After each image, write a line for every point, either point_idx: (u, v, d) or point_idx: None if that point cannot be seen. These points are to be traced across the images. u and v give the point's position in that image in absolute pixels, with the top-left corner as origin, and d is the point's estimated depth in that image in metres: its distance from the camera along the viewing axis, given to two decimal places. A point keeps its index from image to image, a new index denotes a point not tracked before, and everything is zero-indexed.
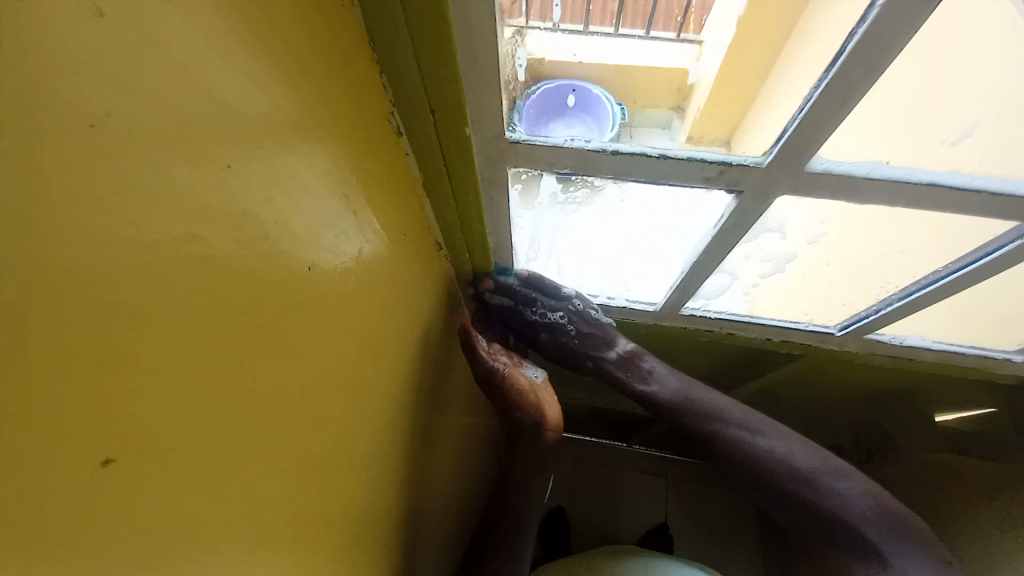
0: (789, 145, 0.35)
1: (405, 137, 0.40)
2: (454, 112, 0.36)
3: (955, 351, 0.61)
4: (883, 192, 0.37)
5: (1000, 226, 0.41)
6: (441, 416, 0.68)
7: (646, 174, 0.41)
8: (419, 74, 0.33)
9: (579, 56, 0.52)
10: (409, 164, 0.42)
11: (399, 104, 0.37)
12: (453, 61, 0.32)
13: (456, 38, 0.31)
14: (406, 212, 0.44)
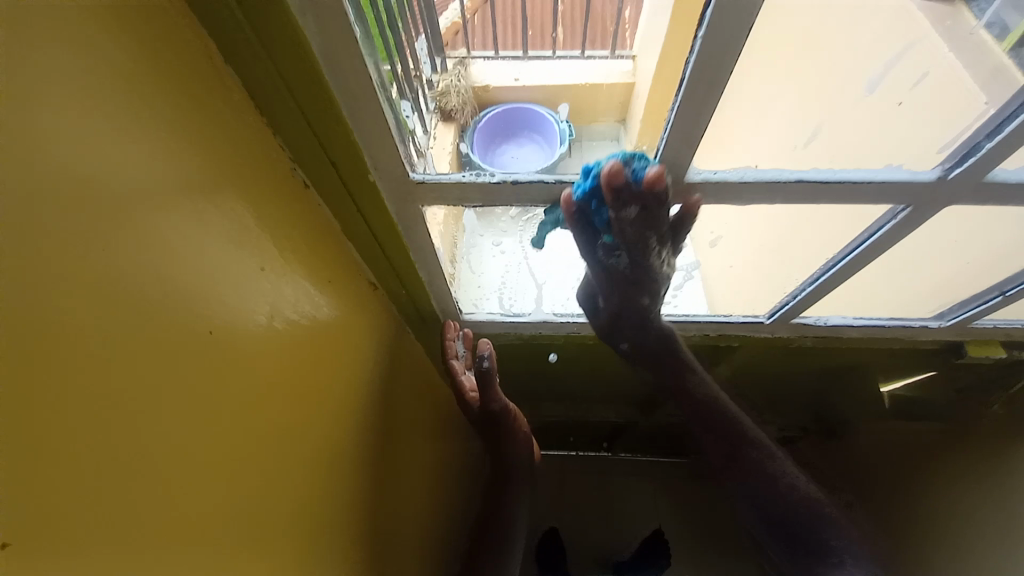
0: (666, 160, 0.38)
1: (315, 188, 0.41)
2: (353, 161, 0.38)
3: (876, 324, 0.65)
4: (759, 191, 0.41)
5: (877, 210, 0.44)
6: (404, 452, 0.68)
7: (551, 199, 0.43)
8: (311, 131, 0.36)
9: (519, 79, 0.65)
10: (325, 213, 0.44)
11: (297, 159, 0.38)
12: (338, 115, 0.35)
13: (334, 94, 0.33)
14: (329, 258, 0.45)
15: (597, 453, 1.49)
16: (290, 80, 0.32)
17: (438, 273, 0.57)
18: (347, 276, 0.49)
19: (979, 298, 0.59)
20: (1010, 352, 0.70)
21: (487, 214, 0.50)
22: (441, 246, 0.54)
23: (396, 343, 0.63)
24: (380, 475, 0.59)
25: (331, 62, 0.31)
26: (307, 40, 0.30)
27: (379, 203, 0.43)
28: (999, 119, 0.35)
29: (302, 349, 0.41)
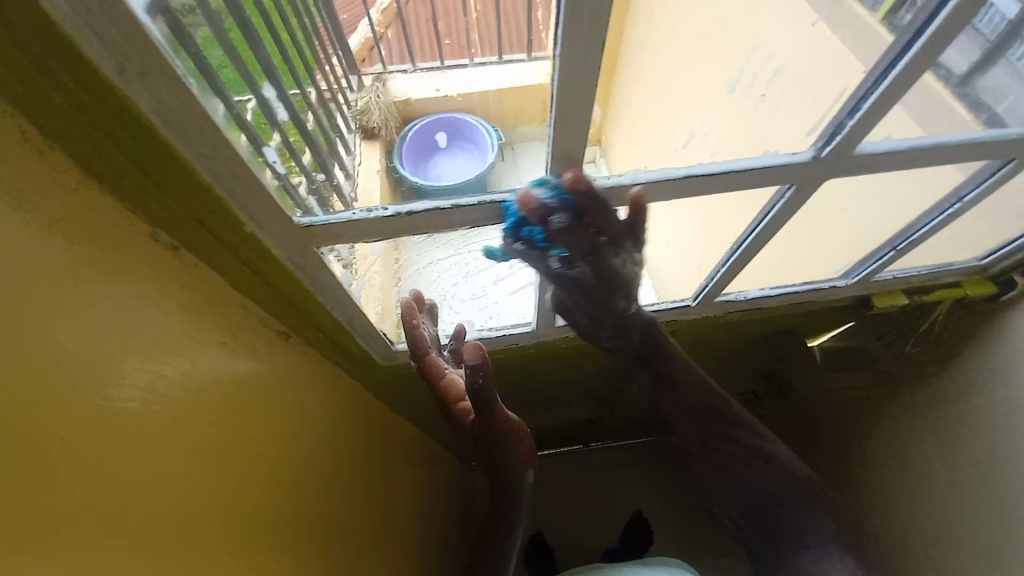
0: (553, 171, 0.39)
1: (185, 249, 0.39)
2: (220, 214, 0.36)
3: (793, 291, 0.70)
4: (648, 190, 0.42)
5: (768, 192, 0.46)
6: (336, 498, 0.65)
7: (451, 224, 0.44)
8: (162, 194, 0.34)
9: (440, 89, 0.59)
10: (207, 272, 0.41)
11: (155, 222, 0.35)
12: (192, 170, 0.33)
13: (180, 148, 0.31)
14: (208, 320, 0.42)
15: (574, 451, 1.48)
16: (124, 141, 0.30)
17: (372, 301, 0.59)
18: (241, 328, 0.47)
19: (876, 255, 0.64)
20: (914, 298, 0.76)
21: (415, 244, 0.51)
22: (373, 275, 0.55)
23: (316, 387, 0.61)
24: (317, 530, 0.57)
25: (169, 119, 0.30)
26: (132, 98, 0.28)
27: (260, 254, 0.41)
28: (857, 97, 0.37)
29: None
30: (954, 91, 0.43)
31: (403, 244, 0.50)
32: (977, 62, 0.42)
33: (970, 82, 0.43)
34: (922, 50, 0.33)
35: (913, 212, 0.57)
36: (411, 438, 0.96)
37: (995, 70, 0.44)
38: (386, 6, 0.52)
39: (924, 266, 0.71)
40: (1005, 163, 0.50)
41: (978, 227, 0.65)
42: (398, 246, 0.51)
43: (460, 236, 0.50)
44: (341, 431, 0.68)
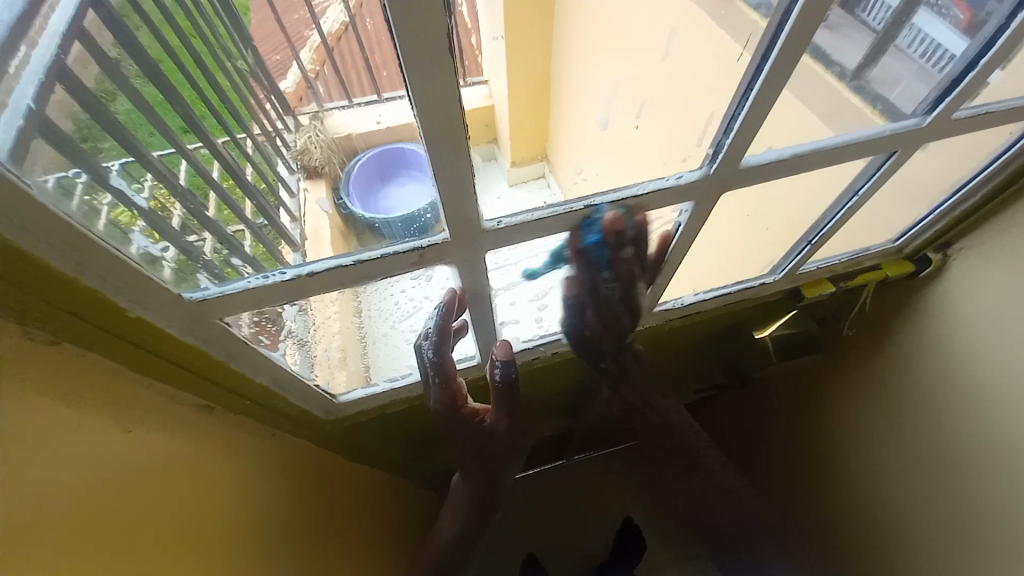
0: (450, 216, 0.40)
1: (68, 342, 0.37)
2: (101, 305, 0.37)
3: (726, 293, 0.73)
4: (542, 227, 0.44)
5: (669, 209, 0.49)
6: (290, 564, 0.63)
7: (359, 278, 0.45)
8: (27, 293, 0.33)
9: (383, 120, 0.51)
10: (98, 360, 0.40)
11: (31, 324, 0.35)
12: (52, 267, 0.33)
13: (34, 247, 0.32)
14: (109, 412, 0.41)
15: (556, 468, 1.45)
16: None
17: (333, 341, 0.62)
18: (152, 411, 0.45)
19: (795, 250, 0.67)
20: (840, 285, 0.80)
21: (375, 289, 0.54)
22: (330, 319, 0.58)
23: (256, 455, 0.59)
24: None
25: (13, 222, 0.30)
26: None
27: (157, 335, 0.42)
28: (729, 117, 0.41)
29: (93, 509, 0.38)
30: (850, 84, 0.49)
31: (365, 288, 0.53)
32: (866, 56, 0.48)
33: (864, 74, 0.49)
34: (771, 75, 0.38)
35: (817, 206, 0.60)
36: (377, 483, 0.93)
37: (887, 58, 0.50)
38: (318, 46, 0.50)
39: (843, 253, 0.75)
40: (890, 155, 0.54)
41: (883, 212, 0.69)
42: (356, 292, 0.55)
43: (394, 279, 0.51)
44: (296, 491, 0.67)
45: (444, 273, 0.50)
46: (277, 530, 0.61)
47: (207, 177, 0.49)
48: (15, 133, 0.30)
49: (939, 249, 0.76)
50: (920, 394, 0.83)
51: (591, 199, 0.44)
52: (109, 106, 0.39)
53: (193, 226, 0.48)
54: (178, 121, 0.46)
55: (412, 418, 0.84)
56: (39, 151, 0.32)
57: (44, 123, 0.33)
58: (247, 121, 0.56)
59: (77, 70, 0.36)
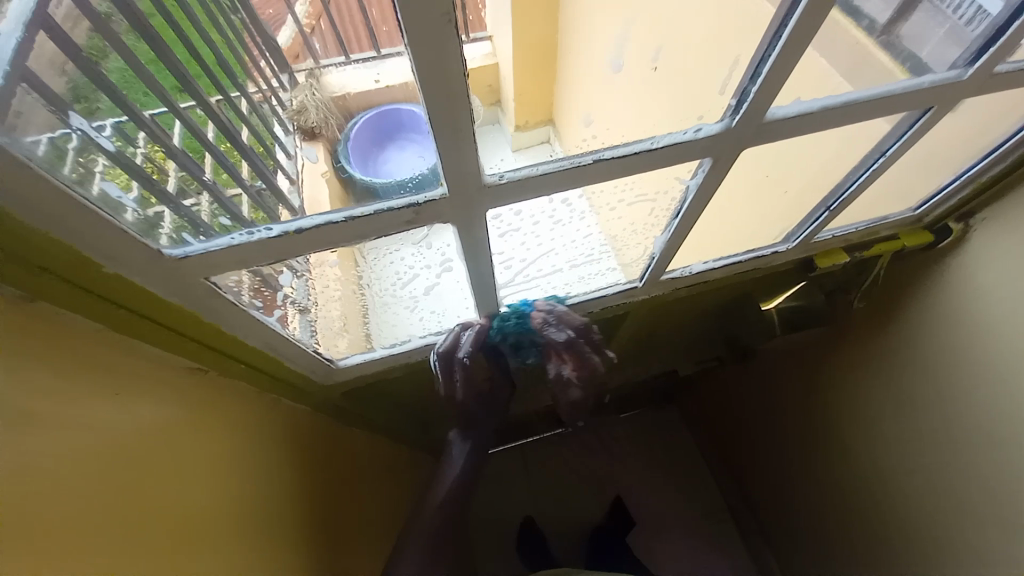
0: (448, 169, 0.37)
1: (44, 300, 0.36)
2: (76, 261, 0.35)
3: (736, 261, 0.70)
4: (546, 182, 0.41)
5: (689, 165, 0.46)
6: (287, 526, 0.63)
7: (351, 237, 0.41)
8: None
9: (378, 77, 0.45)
10: (70, 319, 0.38)
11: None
12: (17, 218, 0.31)
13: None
14: (89, 375, 0.39)
15: (553, 434, 1.46)
16: None
17: (334, 306, 0.59)
18: (137, 375, 0.43)
19: (812, 216, 0.65)
20: (853, 255, 0.77)
21: (372, 255, 0.51)
22: (330, 287, 0.56)
23: (250, 417, 0.58)
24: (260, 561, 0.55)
25: None
26: None
27: (138, 295, 0.40)
28: (757, 62, 0.37)
29: (78, 475, 0.36)
30: (878, 41, 0.44)
31: (364, 252, 0.50)
32: (898, 9, 0.44)
33: (895, 29, 0.45)
34: (807, 11, 0.33)
35: (838, 169, 0.56)
36: (374, 447, 0.94)
37: (918, 14, 0.45)
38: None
39: (861, 222, 0.72)
40: (924, 112, 0.50)
41: (905, 178, 0.65)
42: (357, 256, 0.51)
43: (391, 243, 0.48)
44: (291, 454, 0.66)
45: (442, 236, 0.48)
46: (274, 493, 0.61)
47: (205, 141, 0.45)
48: (2, 81, 0.27)
49: (961, 218, 0.72)
50: (926, 368, 0.82)
51: (603, 152, 0.41)
52: (98, 64, 0.35)
53: (190, 188, 0.43)
54: (170, 80, 0.41)
55: (408, 383, 0.83)
56: (27, 111, 0.29)
57: (31, 74, 0.29)
58: (242, 80, 0.52)
59: (69, 27, 0.32)
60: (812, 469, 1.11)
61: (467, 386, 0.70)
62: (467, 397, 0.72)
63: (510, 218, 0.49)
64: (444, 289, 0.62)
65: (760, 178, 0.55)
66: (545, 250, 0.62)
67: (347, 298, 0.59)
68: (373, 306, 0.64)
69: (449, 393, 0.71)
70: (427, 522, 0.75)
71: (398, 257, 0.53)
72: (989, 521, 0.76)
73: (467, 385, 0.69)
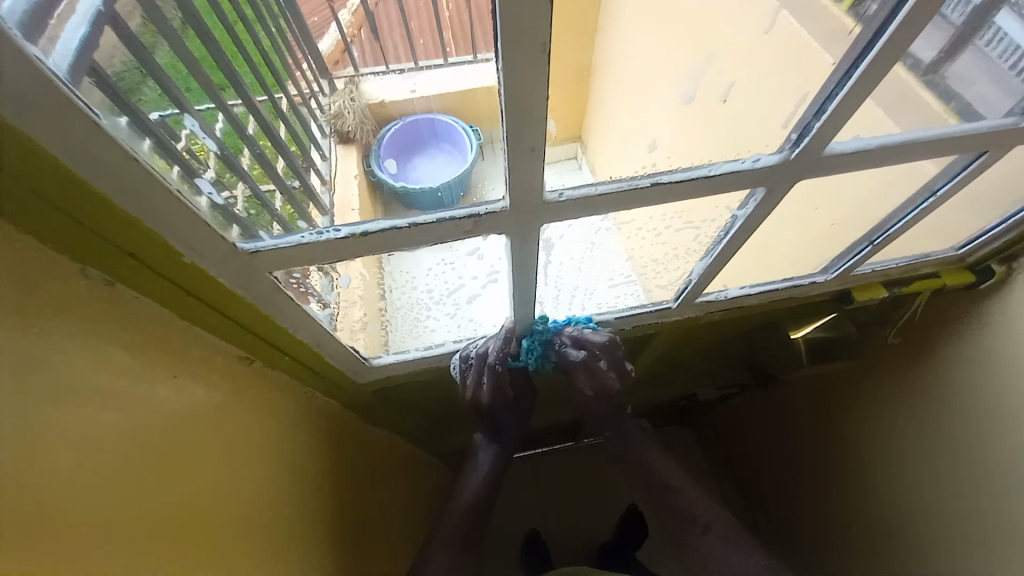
0: (514, 183, 0.38)
1: (123, 285, 0.38)
2: (160, 250, 0.37)
3: (772, 289, 0.70)
4: (604, 202, 0.42)
5: (740, 194, 0.46)
6: (313, 520, 0.64)
7: (409, 243, 0.43)
8: (80, 223, 0.32)
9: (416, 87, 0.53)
10: (144, 303, 0.40)
11: (91, 262, 0.35)
12: (116, 207, 0.33)
13: (102, 187, 0.31)
14: (152, 359, 0.41)
15: (566, 448, 1.46)
16: (48, 189, 0.29)
17: (355, 307, 0.59)
18: (194, 360, 0.45)
19: (853, 250, 0.64)
20: (891, 290, 0.76)
21: (399, 259, 0.51)
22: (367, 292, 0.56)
23: (286, 410, 0.59)
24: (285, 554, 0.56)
25: (85, 159, 0.29)
26: (57, 158, 0.28)
27: (206, 285, 0.41)
28: (823, 98, 0.38)
29: (134, 458, 0.38)
30: (922, 80, 0.43)
31: (389, 257, 0.50)
32: (948, 47, 0.42)
33: (942, 68, 0.44)
34: (881, 53, 0.34)
35: (886, 205, 0.56)
36: (395, 448, 0.95)
37: (964, 56, 0.45)
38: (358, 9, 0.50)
39: (901, 258, 0.71)
40: (978, 156, 0.50)
41: (951, 219, 0.65)
42: (383, 261, 0.51)
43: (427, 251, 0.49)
44: (320, 448, 0.67)
45: (492, 246, 0.49)
46: (303, 487, 0.62)
47: (243, 135, 0.45)
48: (71, 67, 0.27)
49: (1005, 260, 0.71)
50: (960, 412, 0.80)
51: (663, 175, 0.42)
52: (152, 52, 0.35)
53: (227, 179, 0.42)
54: (219, 76, 0.42)
55: (435, 388, 0.84)
56: (92, 93, 0.29)
57: (94, 64, 0.29)
58: (285, 81, 0.54)
59: (126, 17, 0.33)
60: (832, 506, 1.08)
61: (493, 390, 0.70)
62: (493, 402, 0.72)
63: (559, 233, 0.50)
64: (486, 300, 0.63)
65: (808, 208, 0.55)
66: (585, 271, 0.63)
67: (369, 300, 0.59)
68: (391, 311, 0.64)
69: (473, 395, 0.71)
70: (461, 521, 0.75)
71: (446, 267, 0.54)
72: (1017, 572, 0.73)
73: (493, 388, 0.70)
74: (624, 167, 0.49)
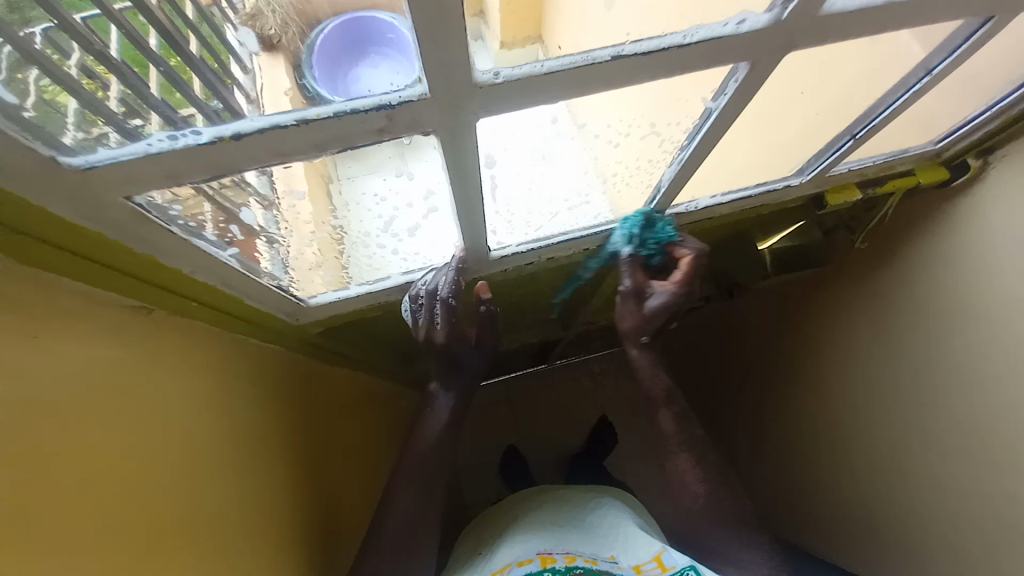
0: (432, 60, 0.28)
1: None
2: None
3: (745, 195, 0.64)
4: (553, 84, 0.33)
5: (719, 74, 0.38)
6: (269, 468, 0.60)
7: (306, 148, 0.33)
8: None
9: None
10: None
11: None
12: None
13: None
14: None
15: (538, 369, 1.48)
16: None
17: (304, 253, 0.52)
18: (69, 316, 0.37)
19: (833, 145, 0.58)
20: (866, 191, 0.72)
21: (352, 180, 0.43)
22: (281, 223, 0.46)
23: (212, 360, 0.52)
24: (238, 508, 0.53)
25: None
26: None
27: (42, 223, 0.32)
28: None
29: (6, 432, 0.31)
30: None
31: (328, 196, 0.45)
32: None
33: None
34: None
35: (872, 90, 0.50)
36: (356, 383, 0.91)
37: None
38: None
39: (880, 154, 0.66)
40: (986, 21, 0.43)
41: (938, 106, 0.59)
42: (332, 186, 0.43)
43: (374, 166, 0.41)
44: (260, 395, 0.61)
45: (419, 157, 0.40)
46: (244, 440, 0.56)
47: (145, 48, 0.33)
48: None
49: (981, 154, 0.67)
50: (916, 313, 0.81)
51: (622, 48, 0.32)
52: None
53: (139, 109, 0.33)
54: None
55: (389, 321, 0.78)
56: None
57: None
58: None
59: None
60: (788, 403, 1.14)
61: (449, 328, 0.62)
62: (450, 343, 0.65)
63: (504, 136, 0.40)
64: (432, 227, 0.55)
65: (794, 92, 0.47)
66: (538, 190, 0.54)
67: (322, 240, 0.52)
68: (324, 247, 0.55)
69: (429, 337, 0.63)
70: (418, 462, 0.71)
71: (371, 189, 0.45)
72: (956, 453, 0.79)
73: (449, 326, 0.62)
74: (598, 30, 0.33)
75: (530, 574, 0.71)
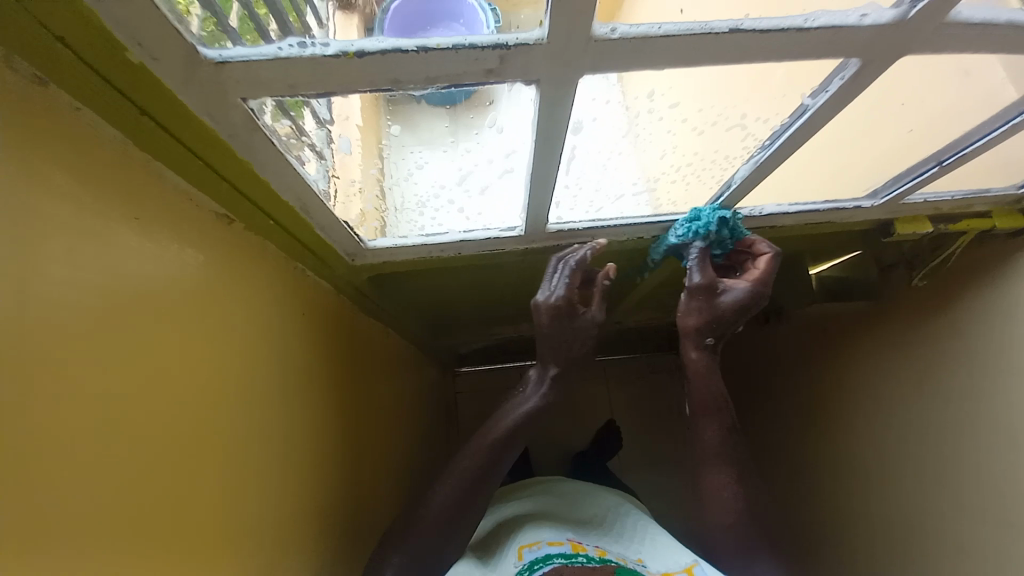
0: (560, 6, 0.29)
1: (61, 88, 0.31)
2: (100, 45, 0.30)
3: (812, 209, 0.63)
4: (663, 51, 0.33)
5: (827, 68, 0.38)
6: (308, 398, 0.62)
7: (417, 78, 0.34)
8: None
9: None
10: (95, 122, 0.33)
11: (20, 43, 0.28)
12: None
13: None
14: (108, 189, 0.35)
15: None
16: None
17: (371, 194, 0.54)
18: (167, 205, 0.40)
19: (916, 171, 0.57)
20: (937, 227, 0.70)
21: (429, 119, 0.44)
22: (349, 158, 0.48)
23: (274, 281, 0.55)
24: (278, 427, 0.55)
25: None
26: None
27: (166, 110, 0.35)
28: None
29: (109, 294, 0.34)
30: None
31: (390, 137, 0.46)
32: None
33: None
34: None
35: (967, 118, 0.48)
36: (389, 341, 0.93)
37: None
38: None
39: (960, 190, 0.64)
40: None
41: None
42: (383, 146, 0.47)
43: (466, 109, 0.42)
44: (309, 327, 0.63)
45: (513, 110, 0.41)
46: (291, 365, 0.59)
47: None
48: None
49: None
50: None
51: (740, 25, 0.33)
52: None
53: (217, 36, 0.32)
54: None
55: (432, 282, 0.80)
56: None
57: None
58: None
59: None
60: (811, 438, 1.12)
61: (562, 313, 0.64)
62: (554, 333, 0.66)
63: (598, 100, 0.41)
64: (500, 191, 0.56)
65: (889, 103, 0.46)
66: (610, 169, 0.54)
67: (368, 187, 0.53)
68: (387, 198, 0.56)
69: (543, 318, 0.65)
70: (473, 457, 0.69)
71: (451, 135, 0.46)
72: None
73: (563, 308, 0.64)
74: (717, 8, 0.33)
75: (560, 555, 0.68)
